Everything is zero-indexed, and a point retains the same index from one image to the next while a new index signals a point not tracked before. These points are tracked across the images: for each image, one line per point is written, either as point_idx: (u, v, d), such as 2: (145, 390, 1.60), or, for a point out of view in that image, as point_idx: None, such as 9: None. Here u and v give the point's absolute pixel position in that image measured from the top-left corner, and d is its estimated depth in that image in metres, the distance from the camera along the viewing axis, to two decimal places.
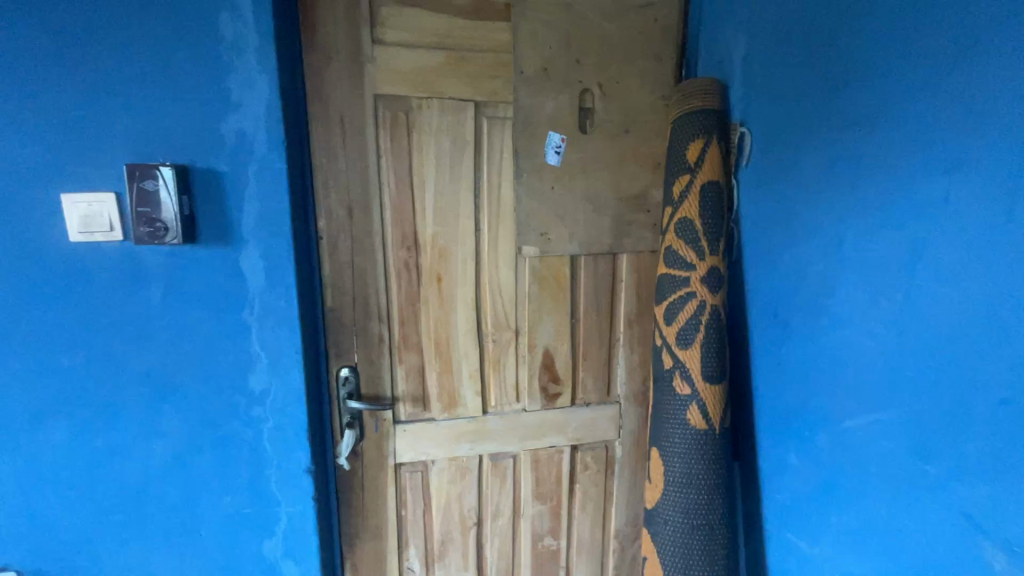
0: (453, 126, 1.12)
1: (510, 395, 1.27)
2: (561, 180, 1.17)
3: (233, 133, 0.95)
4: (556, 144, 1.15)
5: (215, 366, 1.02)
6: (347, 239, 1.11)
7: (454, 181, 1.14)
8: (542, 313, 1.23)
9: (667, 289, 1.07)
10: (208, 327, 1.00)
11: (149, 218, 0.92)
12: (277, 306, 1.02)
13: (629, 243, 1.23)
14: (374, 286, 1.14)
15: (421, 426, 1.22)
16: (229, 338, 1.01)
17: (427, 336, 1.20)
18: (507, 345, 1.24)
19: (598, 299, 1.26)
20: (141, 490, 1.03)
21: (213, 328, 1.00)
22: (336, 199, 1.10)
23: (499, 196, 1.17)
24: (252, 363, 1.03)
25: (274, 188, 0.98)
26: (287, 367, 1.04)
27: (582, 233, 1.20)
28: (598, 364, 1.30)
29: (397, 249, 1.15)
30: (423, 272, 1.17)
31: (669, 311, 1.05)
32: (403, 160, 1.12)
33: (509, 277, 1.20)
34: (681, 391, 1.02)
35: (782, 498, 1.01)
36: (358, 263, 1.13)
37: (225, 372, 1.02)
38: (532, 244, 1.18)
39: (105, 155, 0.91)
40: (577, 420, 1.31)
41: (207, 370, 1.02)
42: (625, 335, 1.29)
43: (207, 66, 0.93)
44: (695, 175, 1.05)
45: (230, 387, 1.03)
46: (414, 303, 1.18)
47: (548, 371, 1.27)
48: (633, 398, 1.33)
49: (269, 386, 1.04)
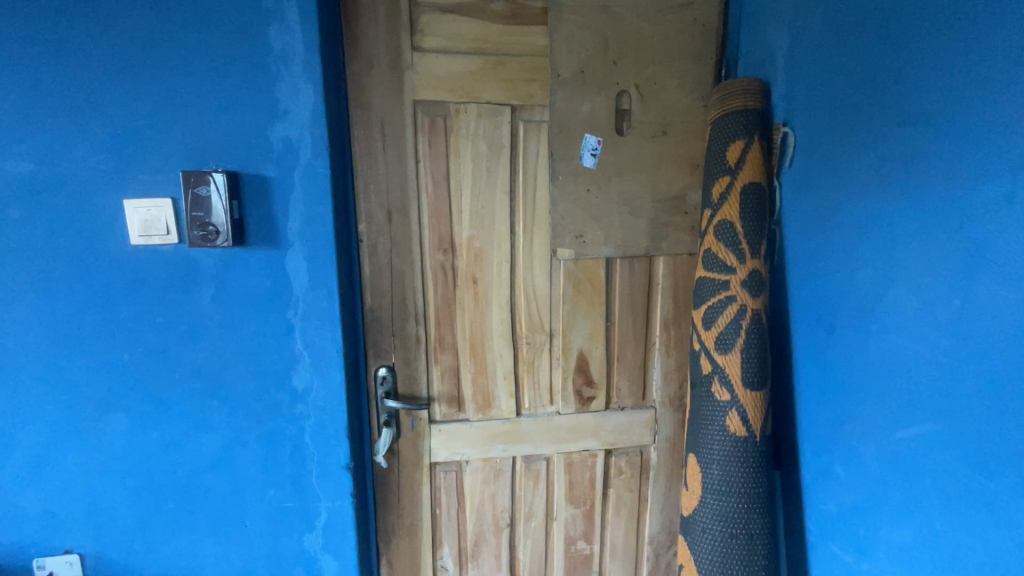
0: (489, 130, 1.13)
1: (544, 398, 1.27)
2: (598, 183, 1.17)
3: (280, 140, 0.99)
4: (592, 146, 1.15)
5: (261, 364, 1.06)
6: (386, 241, 1.14)
7: (490, 185, 1.15)
8: (577, 317, 1.23)
9: (706, 293, 1.05)
10: (255, 327, 1.04)
11: (202, 222, 0.96)
12: (319, 307, 1.05)
13: (666, 246, 1.22)
14: (411, 287, 1.17)
15: (456, 426, 1.24)
16: (275, 336, 1.05)
17: (462, 337, 1.21)
18: (541, 348, 1.24)
19: (634, 301, 1.25)
20: (192, 479, 1.08)
21: (259, 327, 1.05)
22: (376, 203, 1.12)
23: (535, 199, 1.17)
24: (296, 362, 1.07)
25: (318, 192, 1.01)
26: (327, 366, 1.08)
27: (618, 236, 1.20)
28: (633, 368, 1.28)
29: (434, 252, 1.17)
30: (459, 275, 1.18)
31: (707, 315, 1.04)
32: (440, 163, 1.14)
33: (543, 279, 1.21)
34: (720, 398, 1.00)
35: (827, 510, 0.98)
36: (396, 265, 1.15)
37: (270, 370, 1.06)
38: (568, 246, 1.18)
39: (164, 162, 0.97)
40: (611, 424, 1.30)
41: (253, 368, 1.06)
42: (662, 339, 1.27)
43: (257, 76, 0.97)
44: (736, 177, 1.03)
45: (275, 384, 1.07)
46: (450, 305, 1.19)
47: (582, 374, 1.26)
48: (669, 403, 1.31)
49: (311, 384, 1.08)
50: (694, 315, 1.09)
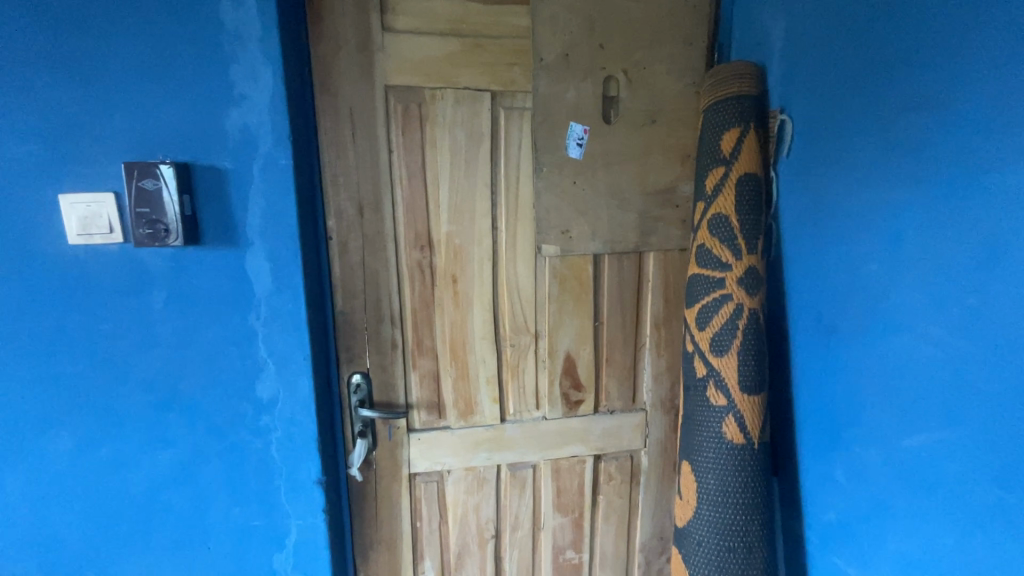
0: (468, 118, 1.05)
1: (530, 402, 1.20)
2: (584, 174, 1.10)
3: (237, 128, 0.90)
4: (578, 136, 1.08)
5: (221, 374, 0.97)
6: (357, 239, 1.06)
7: (469, 177, 1.07)
8: (563, 317, 1.16)
9: (699, 291, 0.99)
10: (213, 334, 0.96)
11: (148, 219, 0.87)
12: (284, 310, 0.97)
13: (656, 241, 1.15)
14: (386, 287, 1.09)
15: (436, 435, 1.17)
16: (236, 344, 0.96)
17: (442, 340, 1.13)
18: (526, 350, 1.17)
19: (623, 300, 1.19)
20: (147, 500, 0.99)
21: (218, 334, 0.96)
22: (346, 197, 1.04)
23: (518, 192, 1.10)
24: (260, 371, 0.98)
25: (280, 186, 0.92)
26: (294, 375, 0.99)
27: (605, 231, 1.13)
28: (622, 370, 1.22)
29: (410, 249, 1.09)
30: (437, 274, 1.10)
31: (701, 315, 0.98)
32: (415, 154, 1.05)
33: (528, 278, 1.14)
34: (716, 402, 0.94)
35: (828, 519, 0.93)
36: (369, 264, 1.07)
37: (231, 380, 0.98)
38: (553, 242, 1.11)
39: (106, 153, 0.87)
40: (600, 428, 1.24)
41: (213, 378, 0.97)
42: (653, 339, 1.21)
43: (209, 58, 0.87)
44: (731, 168, 0.97)
45: (237, 395, 0.98)
46: (428, 306, 1.11)
47: (570, 377, 1.20)
48: (660, 406, 1.25)
49: (277, 395, 1.00)
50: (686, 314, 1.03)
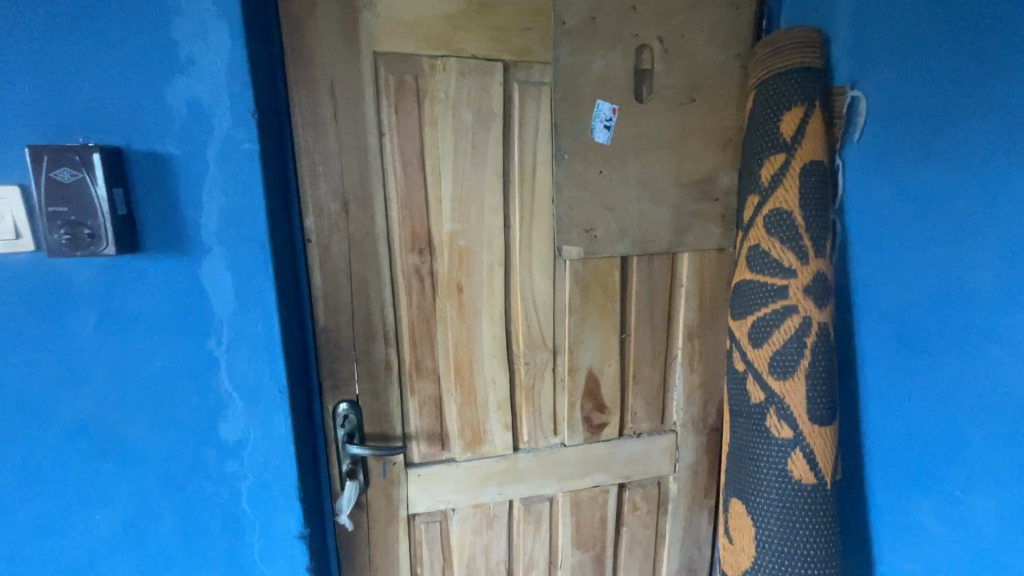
0: (475, 94, 0.87)
1: (547, 428, 1.04)
2: (612, 163, 0.93)
3: (184, 102, 0.70)
4: (605, 116, 0.91)
5: (173, 412, 0.78)
6: (342, 241, 0.87)
7: (476, 166, 0.89)
8: (586, 329, 1.00)
9: (753, 301, 0.84)
10: (161, 364, 0.76)
11: (65, 220, 0.66)
12: (252, 333, 0.77)
13: (692, 240, 1.00)
14: (377, 299, 0.90)
15: (439, 469, 1.00)
16: (191, 375, 0.77)
17: (445, 359, 0.96)
18: (543, 369, 1.01)
19: (653, 308, 1.03)
20: (82, 571, 0.79)
21: (168, 365, 0.76)
22: (327, 190, 0.85)
23: (535, 184, 0.92)
24: (224, 407, 0.79)
25: (242, 177, 0.73)
26: (266, 412, 0.81)
27: (635, 230, 0.96)
28: (651, 387, 1.07)
29: (406, 253, 0.90)
30: (438, 282, 0.92)
31: (757, 330, 0.83)
32: (412, 137, 0.86)
33: (545, 284, 0.97)
34: (778, 434, 0.79)
35: (911, 568, 0.80)
36: (357, 272, 0.88)
37: (187, 419, 0.78)
38: (575, 243, 0.94)
39: (5, 133, 0.66)
40: (626, 454, 1.09)
41: (163, 420, 0.78)
42: (685, 352, 1.06)
43: (143, 7, 0.67)
44: (793, 155, 0.81)
45: (195, 438, 0.79)
46: (428, 321, 0.94)
47: (592, 398, 1.04)
48: (692, 426, 1.11)
49: (246, 435, 0.81)
50: (734, 326, 0.89)
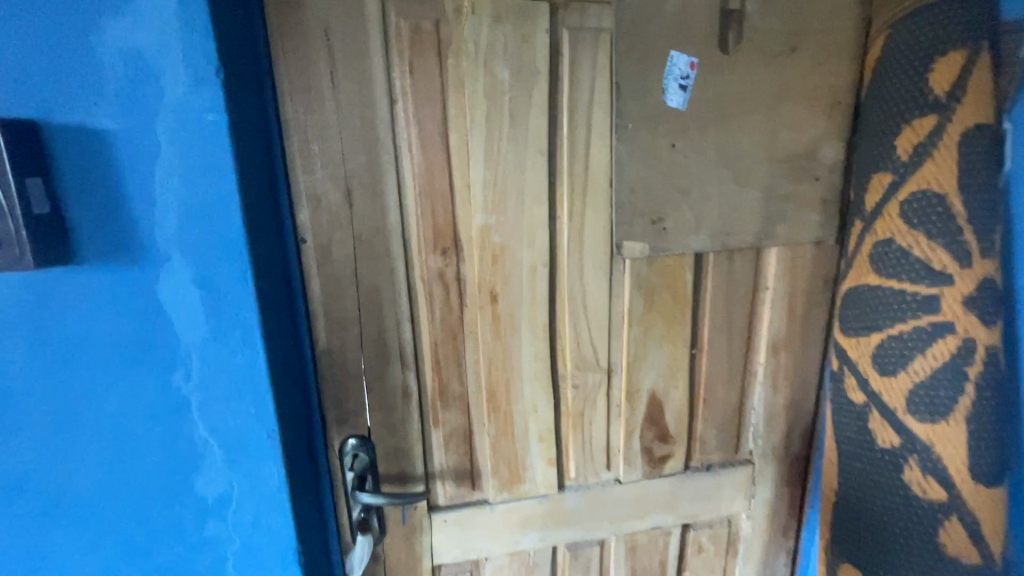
0: (514, 46, 0.66)
1: (598, 462, 0.86)
2: (689, 134, 0.72)
3: (117, 54, 0.50)
4: (681, 73, 0.70)
5: (133, 466, 0.60)
6: (346, 240, 0.68)
7: (516, 142, 0.69)
8: (649, 343, 0.81)
9: (881, 315, 0.65)
10: (114, 409, 0.58)
11: None
12: (230, 366, 0.59)
13: (785, 231, 0.79)
14: (392, 313, 0.72)
15: (469, 514, 0.82)
16: (154, 422, 0.59)
17: (477, 384, 0.78)
18: (595, 393, 0.82)
19: (732, 316, 0.83)
20: None
21: (122, 409, 0.58)
22: (325, 175, 0.66)
23: (589, 163, 0.72)
24: (198, 458, 0.61)
25: (202, 158, 0.53)
26: (251, 464, 0.63)
27: (715, 220, 0.76)
28: (724, 411, 0.88)
29: (427, 253, 0.71)
30: (467, 289, 0.74)
31: (886, 352, 0.65)
32: (432, 104, 0.66)
33: (600, 290, 0.77)
34: (926, 496, 0.63)
35: None
36: (366, 279, 0.70)
37: (150, 474, 0.61)
38: (640, 237, 0.75)
39: None
40: (692, 490, 0.90)
41: (121, 478, 0.60)
42: (768, 368, 0.87)
43: None
44: (949, 116, 0.60)
45: (161, 497, 0.62)
46: (455, 337, 0.75)
47: (655, 425, 0.85)
48: (772, 455, 0.92)
49: (228, 490, 0.63)
50: (843, 344, 0.70)
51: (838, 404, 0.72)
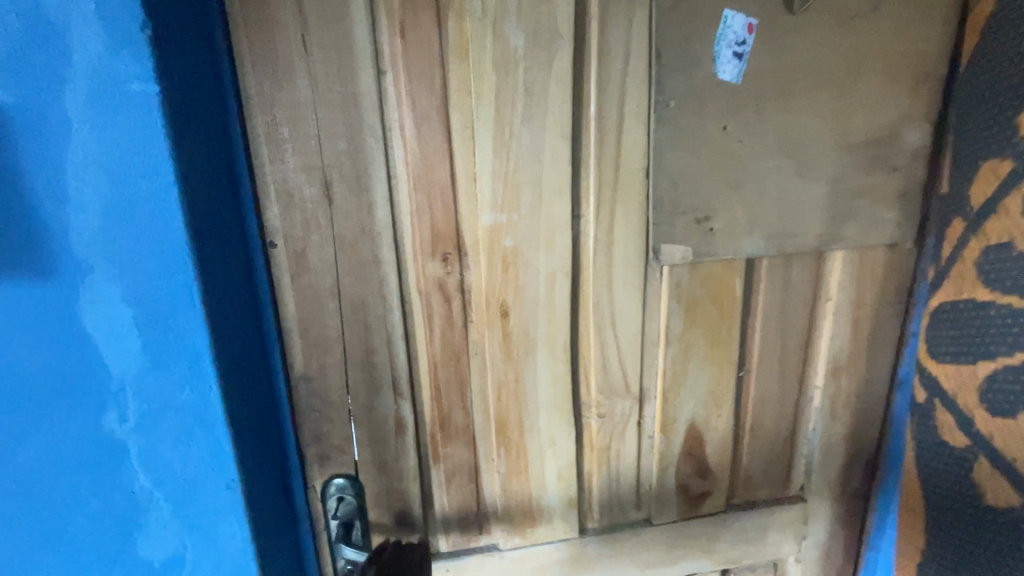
0: (531, 4, 0.53)
1: (627, 501, 0.73)
2: (743, 115, 0.59)
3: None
4: (737, 37, 0.57)
5: (58, 533, 0.47)
6: (325, 244, 0.56)
7: (533, 124, 0.56)
8: (688, 365, 0.68)
9: (983, 340, 0.59)
10: (30, 465, 0.45)
11: None
12: (176, 412, 0.45)
13: (854, 232, 0.66)
14: (383, 332, 0.60)
15: (475, 563, 0.70)
16: (80, 483, 0.46)
17: (484, 415, 0.65)
18: (624, 423, 0.69)
19: (787, 333, 0.70)
20: None
21: (41, 462, 0.45)
22: (298, 164, 0.53)
23: (622, 150, 0.59)
24: (139, 523, 0.47)
25: (127, 132, 0.39)
26: (206, 536, 0.49)
27: (772, 219, 0.63)
28: (773, 442, 0.75)
29: (424, 261, 0.59)
30: (473, 303, 0.61)
31: (994, 386, 0.58)
32: (428, 78, 0.54)
33: (632, 304, 0.65)
34: None
35: None
36: (351, 291, 0.58)
37: (81, 543, 0.47)
38: (683, 240, 0.62)
39: None
40: (735, 532, 0.78)
41: (44, 549, 0.47)
42: (826, 393, 0.74)
43: None
44: None
45: (97, 570, 0.48)
46: (459, 360, 0.63)
47: (693, 460, 0.73)
48: (827, 492, 0.79)
49: (179, 563, 0.49)
50: (937, 373, 0.64)
51: (926, 443, 0.66)
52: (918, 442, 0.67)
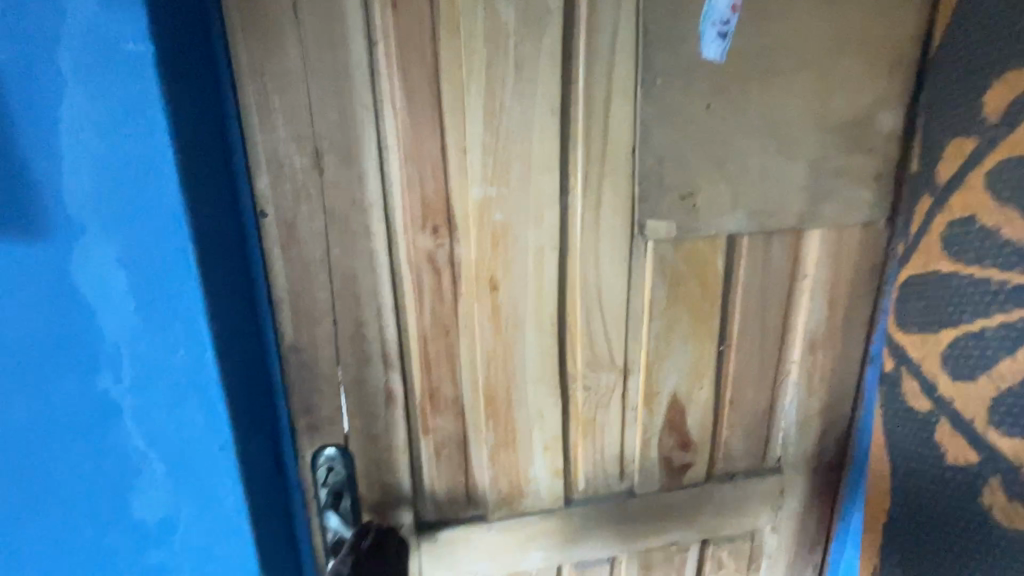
0: None
1: (612, 473, 0.75)
2: (726, 93, 0.61)
3: None
4: (721, 19, 0.57)
5: (52, 496, 0.47)
6: (317, 215, 0.56)
7: (523, 98, 0.57)
8: (671, 340, 0.70)
9: (949, 309, 0.62)
10: (24, 427, 0.45)
11: None
12: (171, 372, 0.46)
13: (829, 212, 0.69)
14: (374, 305, 0.60)
15: (463, 534, 0.71)
16: (74, 444, 0.46)
17: (473, 387, 0.67)
18: (609, 396, 0.71)
19: (767, 309, 0.73)
20: None
21: (32, 426, 0.45)
22: (291, 133, 0.54)
23: (609, 127, 0.61)
24: (135, 485, 0.48)
25: (120, 90, 0.39)
26: (204, 496, 0.50)
27: (753, 196, 0.66)
28: (752, 416, 0.78)
29: (415, 234, 0.60)
30: (463, 276, 0.62)
31: (958, 353, 0.61)
32: (419, 50, 0.54)
33: (618, 279, 0.66)
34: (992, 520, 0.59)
35: None
36: (341, 263, 0.58)
37: (76, 505, 0.48)
38: (667, 215, 0.64)
39: None
40: (715, 503, 0.81)
41: (40, 515, 0.48)
42: (803, 368, 0.77)
43: None
44: None
45: (90, 532, 0.49)
46: (448, 333, 0.64)
47: (676, 432, 0.75)
48: (803, 464, 0.82)
49: (176, 523, 0.50)
50: (907, 342, 0.67)
51: (892, 410, 0.70)
52: (886, 409, 0.71)
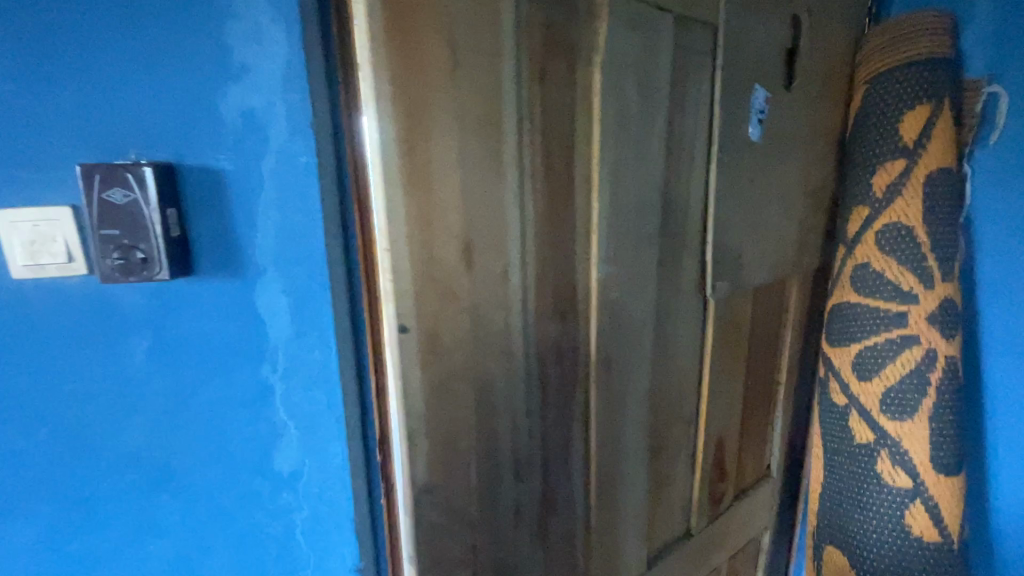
0: (643, 62, 0.54)
1: (677, 520, 0.78)
2: (761, 168, 0.72)
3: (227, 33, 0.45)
4: (760, 105, 0.69)
5: (207, 485, 0.53)
6: (461, 319, 0.46)
7: (639, 175, 0.57)
8: (719, 386, 0.77)
9: (857, 328, 0.80)
10: (199, 431, 0.52)
11: (118, 245, 0.46)
12: (311, 375, 0.52)
13: (806, 260, 0.85)
14: (509, 413, 0.52)
15: None
16: (234, 438, 0.53)
17: (585, 476, 0.62)
18: (678, 449, 0.74)
19: (768, 342, 0.86)
20: None
21: (202, 423, 0.52)
22: (440, 224, 0.43)
23: (690, 200, 0.65)
24: (276, 475, 0.54)
25: (292, 133, 0.47)
26: (330, 523, 0.55)
27: (771, 253, 0.77)
28: (757, 434, 0.91)
29: (546, 324, 0.53)
30: (581, 360, 0.58)
31: (863, 360, 0.79)
32: (562, 129, 0.50)
33: (688, 337, 0.70)
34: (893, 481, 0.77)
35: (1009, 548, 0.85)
36: (481, 371, 0.48)
37: (224, 492, 0.54)
38: (727, 277, 0.70)
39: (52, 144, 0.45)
40: (738, 519, 0.90)
41: (197, 502, 0.54)
42: (787, 387, 0.92)
43: None
44: (915, 163, 0.74)
45: (232, 518, 0.54)
46: (568, 424, 0.59)
47: (718, 466, 0.82)
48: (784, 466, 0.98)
49: (300, 512, 0.55)
50: (830, 354, 0.84)
51: (826, 406, 0.86)
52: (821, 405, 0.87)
